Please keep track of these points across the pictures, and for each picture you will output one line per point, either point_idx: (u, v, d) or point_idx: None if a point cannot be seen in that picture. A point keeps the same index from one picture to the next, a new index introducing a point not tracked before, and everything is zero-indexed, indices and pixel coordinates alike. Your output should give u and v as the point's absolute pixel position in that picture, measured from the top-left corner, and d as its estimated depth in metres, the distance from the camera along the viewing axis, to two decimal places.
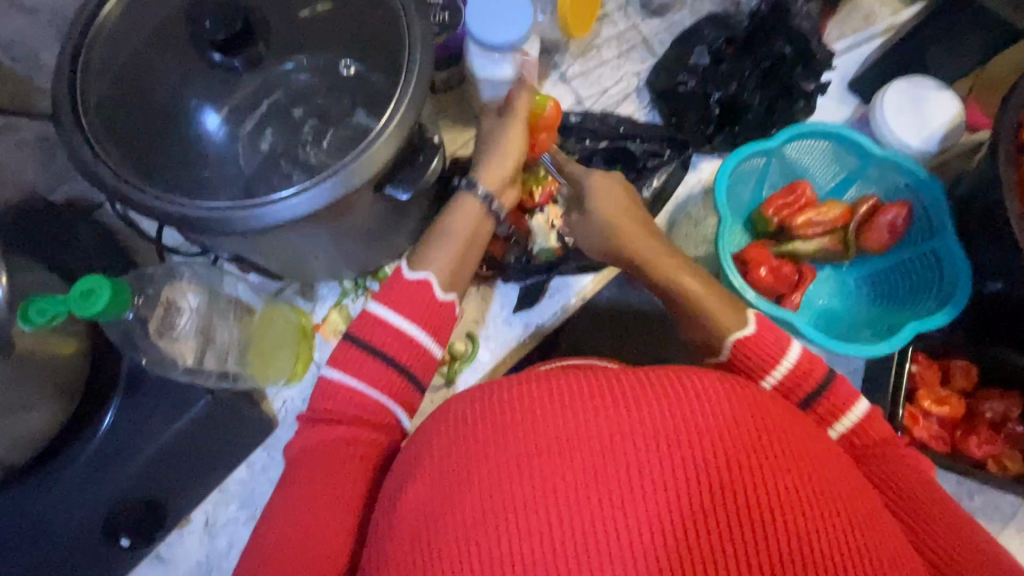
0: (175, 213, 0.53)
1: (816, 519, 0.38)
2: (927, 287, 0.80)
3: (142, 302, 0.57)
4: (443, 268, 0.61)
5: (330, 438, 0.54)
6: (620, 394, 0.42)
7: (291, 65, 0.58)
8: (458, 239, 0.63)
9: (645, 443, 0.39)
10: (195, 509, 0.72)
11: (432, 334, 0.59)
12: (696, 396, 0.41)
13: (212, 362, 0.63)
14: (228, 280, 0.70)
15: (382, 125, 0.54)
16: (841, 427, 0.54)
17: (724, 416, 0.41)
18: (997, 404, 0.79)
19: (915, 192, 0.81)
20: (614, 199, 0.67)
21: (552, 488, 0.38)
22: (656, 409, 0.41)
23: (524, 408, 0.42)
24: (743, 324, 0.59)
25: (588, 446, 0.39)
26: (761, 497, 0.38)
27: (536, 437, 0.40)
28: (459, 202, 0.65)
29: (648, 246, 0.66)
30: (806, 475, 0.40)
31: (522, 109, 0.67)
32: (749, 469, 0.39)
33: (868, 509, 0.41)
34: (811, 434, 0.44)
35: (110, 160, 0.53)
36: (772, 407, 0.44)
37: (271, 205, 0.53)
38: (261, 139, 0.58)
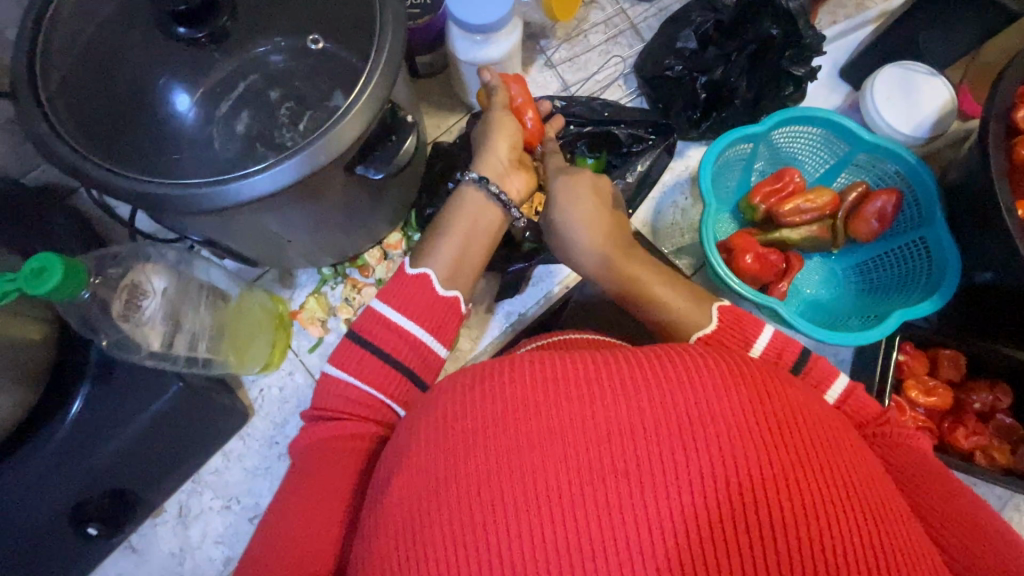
0: (136, 192, 0.51)
1: (822, 503, 0.35)
2: (916, 276, 0.79)
3: (100, 282, 0.53)
4: (444, 260, 0.60)
5: (330, 434, 0.52)
6: (606, 377, 0.39)
7: (266, 47, 0.59)
8: (459, 234, 0.61)
9: (630, 427, 0.36)
10: (169, 498, 0.71)
11: (432, 330, 0.57)
12: (690, 378, 0.38)
13: (182, 347, 0.60)
14: (199, 264, 0.65)
15: (349, 102, 0.53)
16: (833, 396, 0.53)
17: (718, 397, 0.37)
18: (985, 395, 0.79)
19: (904, 179, 0.80)
20: (581, 198, 0.63)
21: (527, 471, 0.36)
22: (641, 392, 0.37)
23: (490, 389, 0.40)
24: (706, 321, 0.58)
25: (568, 433, 0.36)
26: (764, 491, 0.35)
27: (507, 419, 0.38)
28: (459, 196, 0.63)
29: (616, 254, 0.62)
30: (813, 465, 0.36)
31: (503, 98, 0.67)
32: (749, 461, 0.35)
33: (881, 491, 0.38)
34: (822, 418, 0.40)
35: (70, 139, 0.51)
36: (771, 381, 0.40)
37: (236, 182, 0.51)
38: (236, 121, 0.58)
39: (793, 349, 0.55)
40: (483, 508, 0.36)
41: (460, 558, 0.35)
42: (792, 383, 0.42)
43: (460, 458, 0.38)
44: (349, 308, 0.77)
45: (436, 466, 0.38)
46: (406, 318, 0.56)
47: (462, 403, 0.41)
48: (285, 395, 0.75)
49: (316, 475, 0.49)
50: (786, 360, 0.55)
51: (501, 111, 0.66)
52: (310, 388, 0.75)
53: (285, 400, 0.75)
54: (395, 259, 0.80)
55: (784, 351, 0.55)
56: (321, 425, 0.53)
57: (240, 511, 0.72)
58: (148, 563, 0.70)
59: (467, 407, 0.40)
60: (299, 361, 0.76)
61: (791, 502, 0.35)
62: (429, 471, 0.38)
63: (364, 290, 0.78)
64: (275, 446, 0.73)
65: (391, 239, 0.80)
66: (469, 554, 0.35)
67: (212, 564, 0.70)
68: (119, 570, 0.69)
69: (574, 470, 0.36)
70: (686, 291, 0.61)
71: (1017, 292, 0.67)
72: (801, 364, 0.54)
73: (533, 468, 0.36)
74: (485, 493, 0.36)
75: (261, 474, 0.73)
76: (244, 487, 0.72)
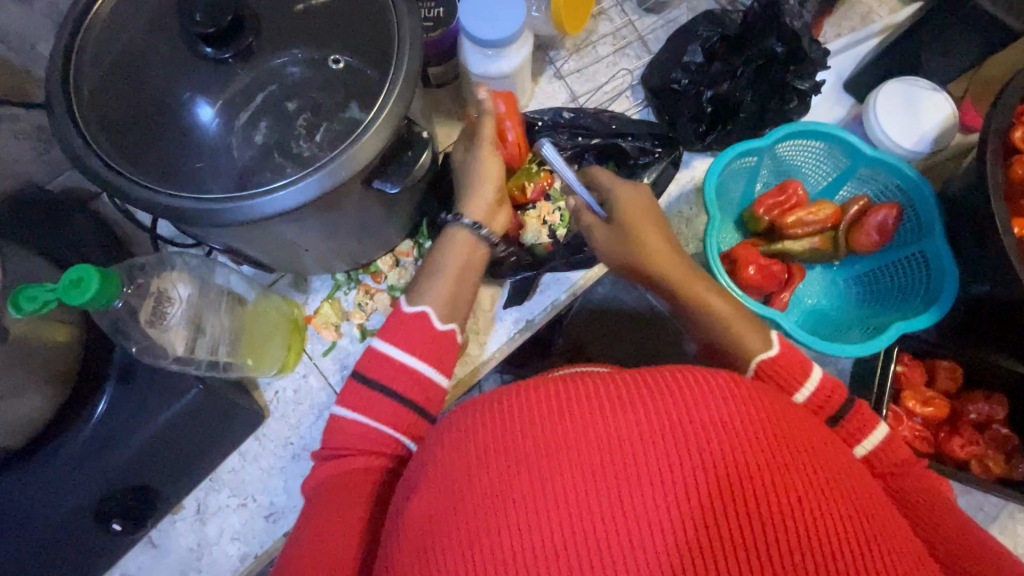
0: (163, 204, 0.53)
1: (816, 515, 0.39)
2: (916, 287, 0.81)
3: (133, 291, 0.57)
4: (439, 297, 0.64)
5: (343, 468, 0.57)
6: (636, 395, 0.42)
7: (285, 58, 0.58)
8: (450, 271, 0.66)
9: (638, 442, 0.40)
10: (188, 496, 0.73)
11: (435, 363, 0.62)
12: (692, 400, 0.42)
13: (204, 352, 0.63)
14: (219, 271, 0.68)
15: (369, 120, 0.55)
16: (866, 447, 0.56)
17: (719, 417, 0.41)
18: (982, 406, 0.81)
19: (905, 192, 0.81)
20: (643, 212, 0.69)
21: (545, 482, 0.40)
22: (649, 410, 0.42)
23: (526, 403, 0.43)
24: (767, 344, 0.62)
25: (599, 446, 0.40)
26: (770, 503, 0.39)
27: (541, 432, 0.42)
28: (448, 236, 0.68)
29: (676, 268, 0.68)
30: (820, 484, 0.40)
31: (488, 130, 0.69)
32: (757, 474, 0.40)
33: (869, 502, 0.41)
34: (826, 440, 0.44)
35: (102, 150, 0.54)
36: (774, 405, 0.44)
37: (261, 197, 0.53)
38: (255, 131, 0.58)
39: (838, 400, 0.58)
40: (502, 512, 0.40)
41: (486, 553, 0.39)
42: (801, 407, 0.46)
43: (480, 466, 0.42)
44: (361, 313, 0.79)
45: (471, 469, 0.42)
46: (412, 356, 0.61)
47: (495, 413, 0.44)
48: (299, 397, 0.77)
49: (336, 506, 0.54)
50: (832, 406, 0.58)
51: (486, 145, 0.69)
52: (323, 390, 0.78)
53: (299, 402, 0.77)
54: (407, 266, 0.81)
55: (827, 402, 0.57)
56: (331, 462, 0.58)
57: (256, 509, 0.74)
58: (167, 557, 0.72)
59: (490, 423, 0.44)
60: (314, 364, 0.79)
61: (795, 513, 0.39)
62: (462, 476, 0.42)
63: (377, 296, 0.80)
64: (290, 446, 0.76)
65: (402, 247, 0.82)
66: (486, 551, 0.39)
67: (229, 559, 0.73)
68: (138, 564, 0.72)
69: (585, 480, 0.40)
70: (736, 307, 0.66)
71: (1012, 306, 0.69)
72: (843, 412, 0.57)
73: (551, 478, 0.40)
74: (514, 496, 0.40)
75: (276, 474, 0.75)
76: (259, 486, 0.75)
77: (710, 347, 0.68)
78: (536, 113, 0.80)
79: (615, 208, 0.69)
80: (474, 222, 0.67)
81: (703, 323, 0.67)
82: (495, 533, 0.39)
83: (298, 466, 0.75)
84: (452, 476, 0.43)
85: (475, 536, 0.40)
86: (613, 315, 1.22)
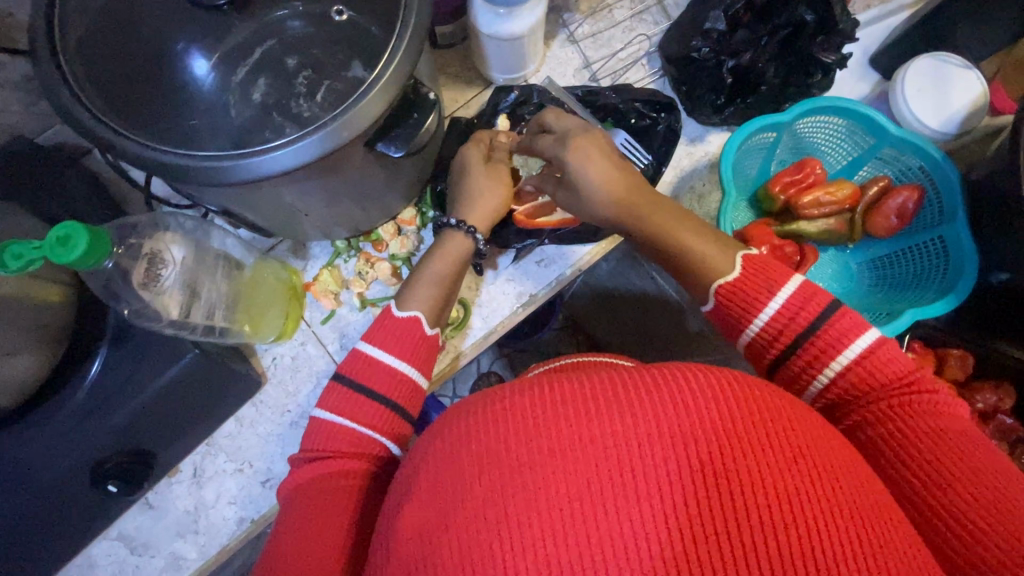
0: (156, 161, 0.51)
1: (811, 508, 0.39)
2: (933, 274, 0.79)
3: (123, 252, 0.55)
4: (429, 305, 0.66)
5: (322, 472, 0.58)
6: (630, 389, 0.43)
7: (285, 11, 0.56)
8: (444, 279, 0.68)
9: (631, 434, 0.41)
10: (184, 459, 0.73)
11: (418, 364, 0.63)
12: (686, 394, 0.42)
13: (199, 316, 0.61)
14: (216, 234, 0.66)
15: (373, 78, 0.52)
16: (825, 376, 0.56)
17: (712, 408, 0.42)
18: (991, 396, 0.81)
19: (928, 174, 0.79)
20: (600, 165, 0.65)
21: (546, 472, 0.40)
22: (647, 403, 0.42)
23: (526, 398, 0.44)
24: (729, 269, 0.62)
25: (595, 438, 0.41)
26: (764, 497, 0.39)
27: (539, 421, 0.42)
28: (446, 241, 0.69)
29: (646, 215, 0.65)
30: (811, 473, 0.40)
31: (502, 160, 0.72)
32: (750, 465, 0.40)
33: (871, 497, 0.41)
34: (822, 432, 0.44)
35: (90, 103, 0.51)
36: (770, 399, 0.44)
37: (257, 156, 0.51)
38: (254, 88, 0.56)
39: (809, 313, 0.56)
40: (504, 500, 0.40)
41: (484, 533, 0.40)
42: (796, 399, 0.46)
43: (482, 456, 0.42)
44: (361, 282, 0.77)
45: (475, 447, 0.43)
46: (397, 359, 0.62)
47: (502, 403, 0.45)
48: (297, 364, 0.76)
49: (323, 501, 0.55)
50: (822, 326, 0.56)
51: (500, 175, 0.72)
52: (322, 360, 0.76)
53: (297, 369, 0.76)
54: (409, 235, 0.79)
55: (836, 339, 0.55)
56: (314, 464, 0.58)
57: (253, 475, 0.74)
58: (164, 518, 0.72)
59: (497, 416, 0.44)
60: (312, 333, 0.77)
61: (788, 504, 0.39)
62: (468, 452, 0.43)
63: (378, 265, 0.77)
64: (287, 414, 0.75)
65: (405, 215, 0.79)
66: (480, 535, 0.40)
67: (225, 523, 0.73)
68: (135, 525, 0.72)
69: (586, 472, 0.40)
70: (703, 235, 0.65)
71: None
72: (806, 337, 0.56)
73: (552, 466, 0.40)
74: (514, 481, 0.40)
75: (273, 441, 0.75)
76: (256, 452, 0.74)
77: (682, 280, 0.66)
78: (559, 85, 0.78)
79: (569, 168, 0.65)
80: (472, 230, 0.69)
81: (680, 264, 0.65)
82: (494, 514, 0.40)
83: (295, 433, 0.75)
84: (456, 459, 0.43)
85: (474, 518, 0.40)
86: (617, 294, 1.21)
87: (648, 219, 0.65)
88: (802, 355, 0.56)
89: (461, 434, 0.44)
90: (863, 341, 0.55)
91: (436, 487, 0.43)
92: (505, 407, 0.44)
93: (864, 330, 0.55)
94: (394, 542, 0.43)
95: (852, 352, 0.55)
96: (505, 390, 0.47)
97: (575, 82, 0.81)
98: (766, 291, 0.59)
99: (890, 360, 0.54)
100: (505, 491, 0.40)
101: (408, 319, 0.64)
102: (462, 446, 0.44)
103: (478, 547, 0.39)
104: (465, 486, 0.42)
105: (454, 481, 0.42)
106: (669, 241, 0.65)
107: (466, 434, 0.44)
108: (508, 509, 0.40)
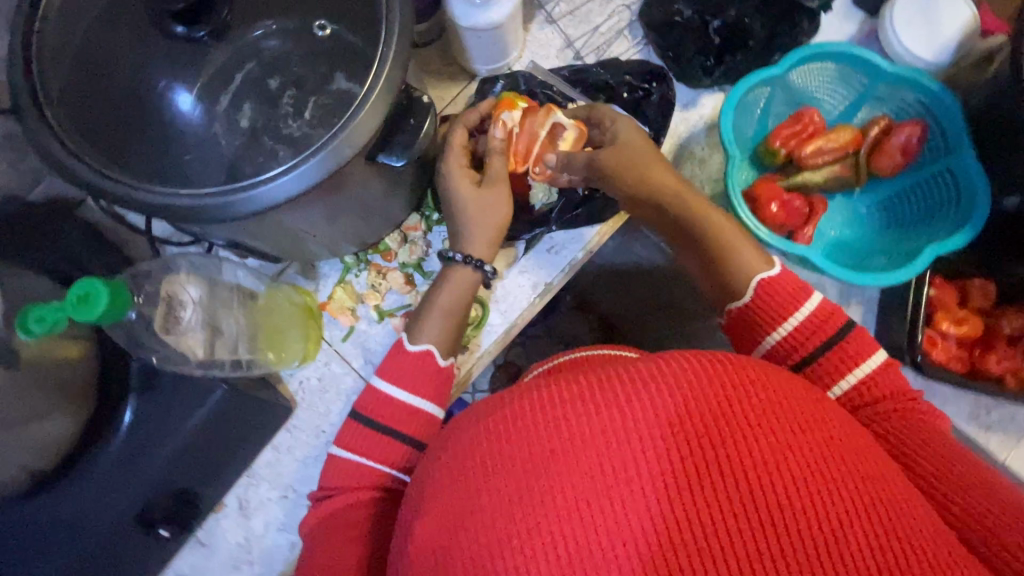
0: (163, 204, 0.50)
1: (819, 490, 0.39)
2: (944, 207, 0.78)
3: (142, 302, 0.60)
4: (441, 338, 0.66)
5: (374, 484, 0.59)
6: (639, 384, 0.42)
7: (259, 31, 0.55)
8: (453, 309, 0.67)
9: (634, 433, 0.40)
10: (227, 493, 0.72)
11: (435, 397, 0.64)
12: (693, 385, 0.42)
13: (223, 351, 0.65)
14: (227, 267, 0.69)
15: (367, 89, 0.51)
16: (839, 388, 0.56)
17: (717, 398, 0.41)
18: (1019, 321, 0.75)
19: (928, 107, 0.78)
20: (638, 137, 0.68)
21: (564, 479, 0.40)
22: (654, 399, 0.42)
23: (548, 398, 0.43)
24: (769, 265, 0.62)
25: (604, 440, 0.40)
26: (772, 482, 0.39)
27: (562, 425, 0.42)
28: (453, 275, 0.68)
29: (677, 189, 0.67)
30: (823, 460, 0.40)
31: (498, 166, 0.68)
32: (756, 453, 0.40)
33: (878, 474, 0.41)
34: (830, 415, 0.44)
35: (82, 155, 0.50)
36: (774, 382, 0.43)
37: (262, 185, 0.50)
38: (238, 115, 0.54)
39: (833, 326, 0.57)
40: (536, 507, 0.40)
41: (533, 535, 0.39)
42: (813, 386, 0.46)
43: (523, 462, 0.41)
44: (377, 295, 0.76)
45: (507, 446, 0.42)
46: (410, 395, 0.63)
47: (529, 403, 0.44)
48: (325, 385, 0.75)
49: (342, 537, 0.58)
50: (832, 325, 0.57)
51: (497, 185, 0.68)
52: (348, 377, 0.75)
53: (325, 390, 0.75)
54: (416, 242, 0.78)
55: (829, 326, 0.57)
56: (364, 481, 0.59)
57: (298, 499, 0.73)
58: (217, 554, 0.72)
59: (522, 419, 0.43)
60: (334, 351, 0.75)
61: (810, 498, 0.39)
62: (504, 453, 0.42)
63: (390, 275, 0.77)
64: (322, 435, 0.74)
65: (410, 222, 0.78)
66: (533, 540, 0.39)
67: (279, 549, 0.73)
68: (190, 564, 0.72)
69: (596, 475, 0.40)
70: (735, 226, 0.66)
71: None
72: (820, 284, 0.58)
73: (567, 469, 0.40)
74: (539, 485, 0.40)
75: (313, 463, 0.74)
76: (298, 476, 0.74)
77: (711, 280, 0.65)
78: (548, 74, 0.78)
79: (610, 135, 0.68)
80: (479, 262, 0.68)
81: (714, 260, 0.65)
82: (533, 519, 0.39)
83: None
84: (504, 464, 0.42)
85: (523, 525, 0.39)
86: (626, 268, 1.21)
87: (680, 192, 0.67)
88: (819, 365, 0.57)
89: (505, 437, 0.43)
90: (868, 361, 0.56)
91: (496, 498, 0.41)
92: (533, 409, 0.43)
93: (874, 347, 0.57)
94: (458, 557, 0.41)
95: (857, 375, 0.56)
96: (526, 389, 0.46)
97: (559, 63, 0.80)
98: (798, 294, 0.59)
99: (888, 374, 0.56)
100: (533, 498, 0.40)
101: (421, 354, 0.64)
102: (504, 448, 0.42)
103: (539, 553, 0.39)
104: (521, 491, 0.41)
105: (511, 489, 0.41)
106: (697, 221, 0.66)
107: (502, 437, 0.43)
108: (546, 515, 0.39)
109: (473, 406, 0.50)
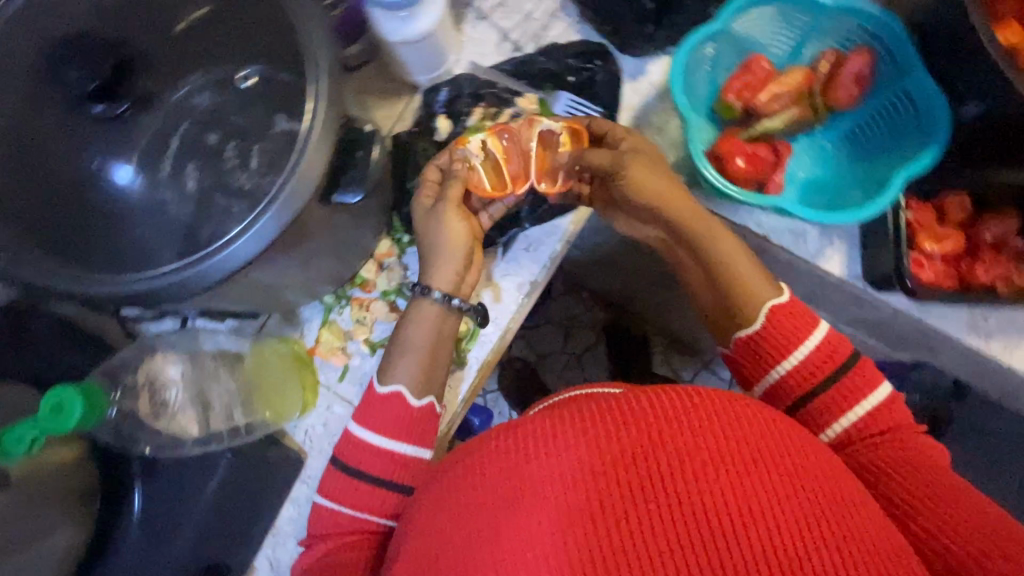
0: (127, 292, 0.48)
1: (776, 515, 0.40)
2: (908, 129, 0.78)
3: (122, 395, 0.63)
4: (411, 377, 0.64)
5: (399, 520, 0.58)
6: (609, 424, 0.45)
7: (187, 89, 0.53)
8: (424, 346, 0.65)
9: (599, 471, 0.43)
10: (256, 556, 0.68)
11: (411, 440, 0.62)
12: (658, 422, 0.44)
13: (218, 423, 0.67)
14: (204, 335, 0.69)
15: (306, 131, 0.49)
16: (837, 426, 0.58)
17: (679, 430, 0.44)
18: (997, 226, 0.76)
19: (872, 32, 0.78)
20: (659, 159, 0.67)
21: (537, 517, 0.42)
22: (620, 438, 0.44)
23: (526, 435, 0.46)
24: (779, 292, 0.63)
25: (573, 480, 0.42)
26: (731, 510, 0.40)
27: (535, 467, 0.44)
28: (418, 309, 0.66)
29: (692, 210, 0.65)
30: (782, 485, 0.42)
31: (454, 190, 0.66)
32: (715, 482, 0.41)
33: (838, 496, 0.43)
34: (794, 438, 0.46)
35: (39, 265, 0.49)
36: (737, 412, 0.45)
37: (220, 252, 0.48)
38: (184, 178, 0.52)
39: (838, 358, 0.59)
40: (517, 543, 0.41)
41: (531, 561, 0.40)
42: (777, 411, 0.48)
43: (520, 489, 0.43)
44: (365, 328, 0.73)
45: (488, 481, 0.45)
46: (386, 439, 0.62)
47: (517, 437, 0.46)
48: (331, 429, 0.70)
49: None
50: (837, 358, 0.59)
51: (457, 209, 0.66)
52: (352, 416, 0.71)
53: (332, 434, 0.70)
54: (393, 267, 0.75)
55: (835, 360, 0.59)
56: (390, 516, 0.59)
57: None
58: None
59: (507, 455, 0.45)
60: (333, 394, 0.72)
61: (767, 523, 0.40)
62: (486, 486, 0.45)
63: (373, 306, 0.74)
64: None
65: (381, 248, 0.75)
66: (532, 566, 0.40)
67: None
68: None
69: (565, 514, 0.41)
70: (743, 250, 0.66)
71: None
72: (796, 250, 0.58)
73: (540, 506, 0.42)
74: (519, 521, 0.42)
75: None
76: None
77: (719, 308, 0.65)
78: (491, 73, 0.76)
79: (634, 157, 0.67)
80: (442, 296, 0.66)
81: (726, 287, 0.64)
82: (517, 553, 0.41)
83: None
84: (515, 484, 0.43)
85: (518, 554, 0.41)
86: None
87: (695, 214, 0.65)
88: (821, 399, 0.58)
89: (508, 461, 0.45)
90: (871, 398, 0.58)
91: (517, 517, 0.42)
92: (523, 442, 0.45)
93: (877, 382, 0.59)
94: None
95: (859, 411, 0.58)
96: (513, 424, 0.48)
97: (499, 57, 0.78)
98: (805, 327, 0.60)
99: (887, 409, 0.58)
100: (513, 535, 0.41)
101: (391, 395, 0.63)
102: (506, 472, 0.44)
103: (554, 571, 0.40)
104: (531, 506, 0.42)
105: (527, 508, 0.42)
106: (712, 246, 0.65)
107: (497, 468, 0.45)
108: (529, 550, 0.41)
109: (490, 430, 0.49)
